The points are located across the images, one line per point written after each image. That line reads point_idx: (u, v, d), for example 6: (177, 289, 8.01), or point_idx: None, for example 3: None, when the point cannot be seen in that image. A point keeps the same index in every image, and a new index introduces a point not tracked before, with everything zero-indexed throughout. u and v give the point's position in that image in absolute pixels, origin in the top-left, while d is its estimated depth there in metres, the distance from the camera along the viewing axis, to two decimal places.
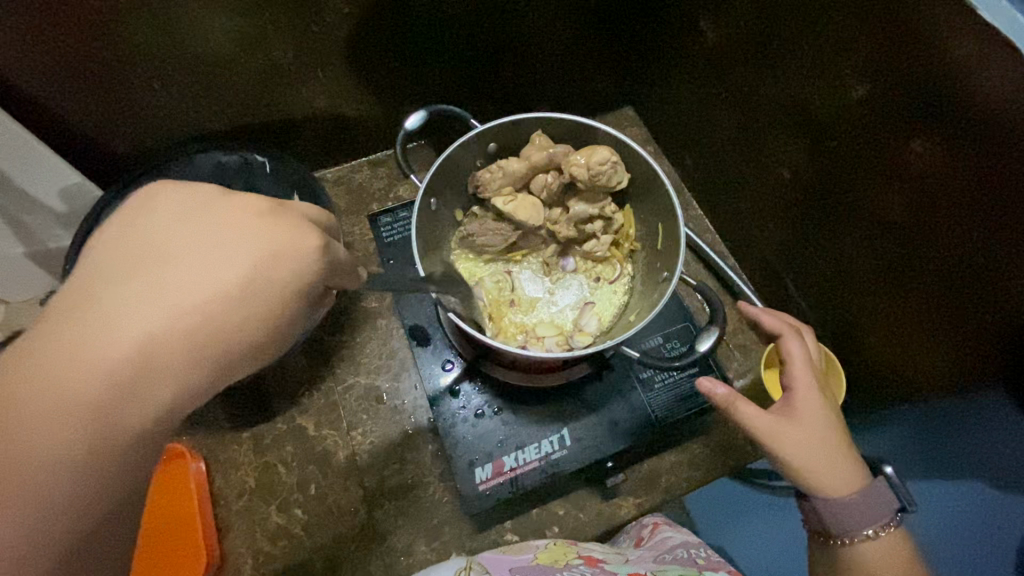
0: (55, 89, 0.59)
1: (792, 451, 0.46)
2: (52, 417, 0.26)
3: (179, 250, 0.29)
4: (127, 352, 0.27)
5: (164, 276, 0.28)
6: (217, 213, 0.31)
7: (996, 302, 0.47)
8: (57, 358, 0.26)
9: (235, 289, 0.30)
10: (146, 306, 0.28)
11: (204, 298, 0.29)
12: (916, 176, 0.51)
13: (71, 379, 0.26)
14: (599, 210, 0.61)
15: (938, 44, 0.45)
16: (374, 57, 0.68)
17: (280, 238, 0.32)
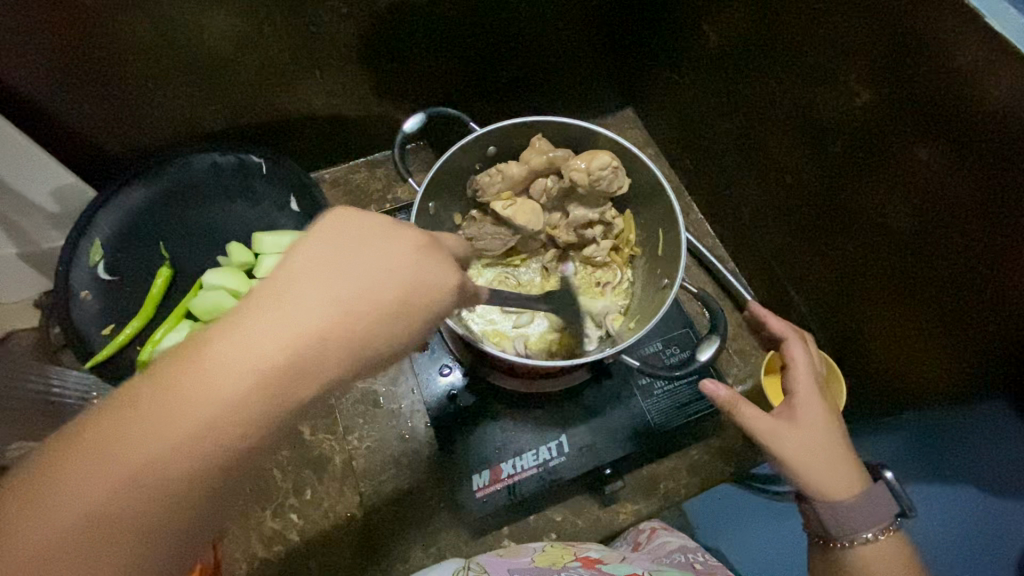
0: (46, 89, 0.58)
1: (794, 454, 0.45)
2: (194, 419, 0.25)
3: (340, 271, 0.28)
4: (280, 355, 0.26)
5: (315, 289, 0.28)
6: (388, 235, 0.31)
7: (997, 309, 0.47)
8: (224, 351, 0.26)
9: (378, 321, 0.29)
10: (309, 312, 0.27)
11: (349, 323, 0.28)
12: (920, 184, 0.50)
13: (230, 379, 0.26)
14: (598, 215, 0.61)
15: (942, 52, 0.44)
16: (373, 57, 0.67)
17: (433, 272, 0.31)
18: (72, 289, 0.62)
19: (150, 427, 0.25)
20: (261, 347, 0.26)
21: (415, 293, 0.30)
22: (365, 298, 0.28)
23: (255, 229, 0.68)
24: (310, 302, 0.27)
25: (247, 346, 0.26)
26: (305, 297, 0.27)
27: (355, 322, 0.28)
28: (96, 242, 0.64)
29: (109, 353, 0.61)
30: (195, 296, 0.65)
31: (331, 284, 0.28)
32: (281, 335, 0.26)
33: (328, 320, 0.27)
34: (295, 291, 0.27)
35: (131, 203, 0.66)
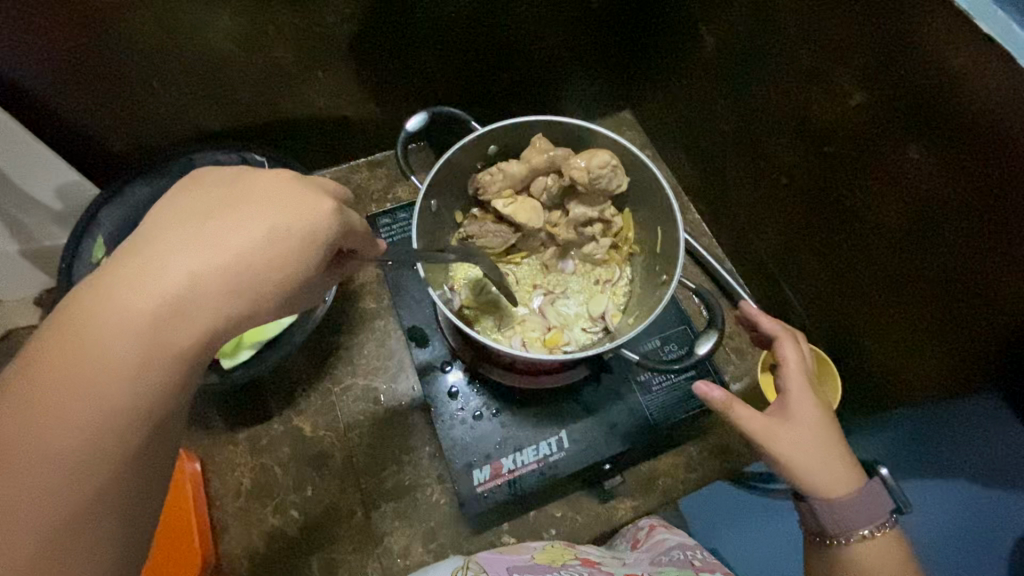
0: (52, 88, 0.59)
1: (789, 453, 0.46)
2: (93, 365, 0.26)
3: (215, 219, 0.31)
4: (165, 294, 0.28)
5: (197, 232, 0.30)
6: (259, 183, 0.34)
7: (989, 307, 0.48)
8: (110, 300, 0.28)
9: (268, 252, 0.32)
10: (182, 253, 0.29)
11: (245, 259, 0.31)
12: (913, 184, 0.51)
13: (117, 323, 0.27)
14: (598, 213, 0.62)
15: (935, 55, 0.46)
16: (376, 58, 0.68)
17: (305, 204, 0.34)
18: (74, 285, 0.61)
19: (50, 392, 0.25)
20: (155, 287, 0.28)
21: (297, 224, 0.33)
22: (252, 236, 0.32)
23: None
24: (197, 243, 0.30)
25: (138, 292, 0.28)
26: (185, 242, 0.30)
27: (249, 260, 0.31)
28: (99, 239, 0.64)
29: None
30: None
31: (216, 227, 0.31)
32: (177, 273, 0.29)
33: (216, 258, 0.30)
34: (169, 242, 0.30)
35: (134, 201, 0.66)
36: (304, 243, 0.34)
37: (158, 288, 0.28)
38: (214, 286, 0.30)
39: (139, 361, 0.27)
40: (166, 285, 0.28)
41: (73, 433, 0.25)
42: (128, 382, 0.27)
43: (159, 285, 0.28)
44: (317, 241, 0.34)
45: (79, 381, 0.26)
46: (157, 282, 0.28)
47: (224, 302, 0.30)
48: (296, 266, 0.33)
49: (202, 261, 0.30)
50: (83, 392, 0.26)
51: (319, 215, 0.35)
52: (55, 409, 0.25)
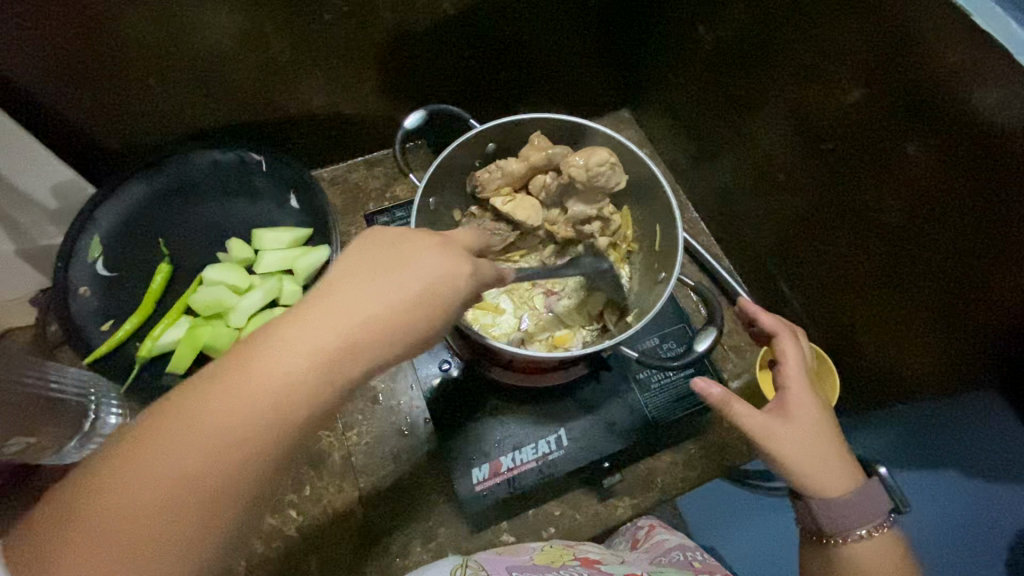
0: (48, 85, 0.59)
1: (790, 452, 0.46)
2: (250, 404, 0.30)
3: (362, 281, 0.33)
4: (322, 345, 0.31)
5: (346, 296, 0.32)
6: (422, 247, 0.36)
7: (986, 304, 0.48)
8: (277, 343, 0.31)
9: (398, 318, 0.33)
10: (348, 308, 0.32)
11: (376, 326, 0.33)
12: (910, 180, 0.51)
13: (278, 366, 0.30)
14: (596, 211, 0.61)
15: (932, 50, 0.46)
16: (373, 56, 0.68)
17: (455, 271, 0.36)
18: (71, 284, 0.62)
19: (194, 426, 0.29)
20: (299, 348, 0.31)
21: (426, 285, 0.35)
22: (388, 303, 0.33)
23: (256, 226, 0.69)
24: (342, 307, 0.32)
25: (281, 350, 0.31)
26: (357, 294, 0.33)
27: (385, 327, 0.33)
28: (95, 238, 0.64)
29: (107, 349, 0.61)
30: (194, 290, 0.65)
31: (357, 289, 0.33)
32: (318, 335, 0.31)
33: (367, 313, 0.33)
34: (336, 295, 0.32)
35: (131, 200, 0.66)
36: (433, 309, 0.35)
37: (295, 350, 0.31)
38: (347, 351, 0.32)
39: (266, 412, 0.30)
40: (324, 339, 0.31)
41: (215, 451, 0.29)
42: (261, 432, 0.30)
43: (300, 346, 0.31)
44: (443, 307, 0.35)
45: (233, 412, 0.30)
46: (303, 342, 0.31)
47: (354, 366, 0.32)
48: (420, 330, 0.34)
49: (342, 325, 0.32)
50: (221, 434, 0.29)
51: (447, 280, 0.36)
52: (198, 441, 0.29)
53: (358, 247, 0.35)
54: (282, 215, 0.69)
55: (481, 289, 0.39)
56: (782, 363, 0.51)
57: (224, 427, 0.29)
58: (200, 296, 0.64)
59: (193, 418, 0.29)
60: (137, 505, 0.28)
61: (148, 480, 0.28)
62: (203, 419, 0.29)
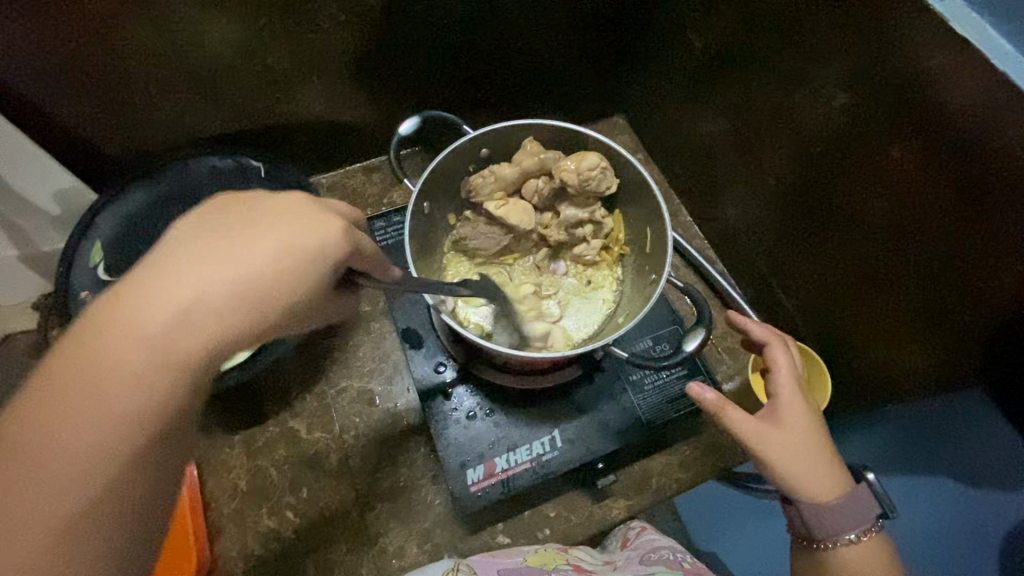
0: (51, 93, 0.60)
1: (779, 457, 0.47)
2: (102, 386, 0.28)
3: (183, 257, 0.30)
4: (169, 319, 0.29)
5: (203, 255, 0.31)
6: (275, 212, 0.33)
7: (972, 306, 0.49)
8: (123, 322, 0.29)
9: (266, 280, 0.32)
10: (201, 280, 0.30)
11: (269, 283, 0.32)
12: (896, 182, 0.52)
13: (128, 344, 0.28)
14: (588, 214, 0.63)
15: (913, 55, 0.47)
16: (369, 64, 0.70)
17: (317, 235, 0.34)
18: (71, 289, 0.63)
19: (59, 423, 0.27)
20: (166, 306, 0.29)
21: (300, 248, 0.33)
22: (251, 254, 0.31)
23: None
24: (197, 263, 0.30)
25: (155, 305, 0.29)
26: (185, 266, 0.30)
27: (249, 285, 0.31)
28: (97, 243, 0.65)
29: None
30: None
31: (221, 252, 0.31)
32: (193, 290, 0.30)
33: (222, 283, 0.30)
34: (157, 272, 0.30)
35: (131, 206, 0.67)
36: (298, 268, 0.33)
37: (163, 307, 0.29)
38: (221, 311, 0.30)
39: (149, 372, 0.29)
40: (158, 309, 0.29)
41: (87, 442, 0.27)
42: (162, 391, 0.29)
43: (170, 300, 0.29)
44: (323, 261, 0.34)
45: (94, 396, 0.28)
46: (175, 298, 0.29)
47: (226, 323, 0.30)
48: (296, 286, 0.33)
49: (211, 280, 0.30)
50: (94, 397, 0.28)
51: (305, 238, 0.33)
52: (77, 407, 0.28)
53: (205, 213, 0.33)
54: None
55: (364, 251, 0.37)
56: (772, 369, 0.51)
57: (87, 413, 0.27)
58: None
59: (81, 381, 0.28)
60: (9, 478, 0.26)
61: (59, 449, 0.27)
62: (72, 403, 0.27)
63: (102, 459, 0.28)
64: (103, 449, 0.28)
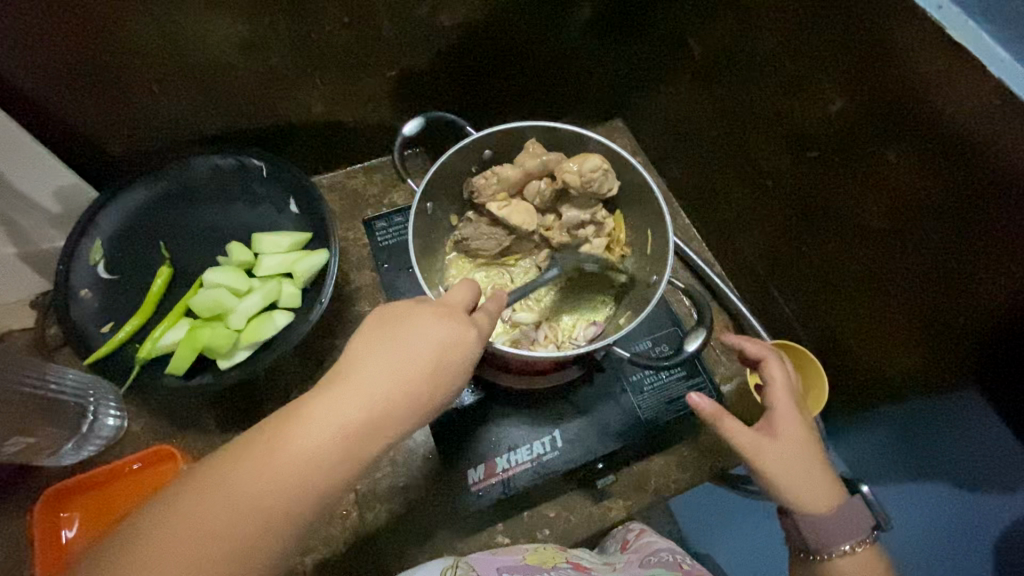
0: (51, 89, 0.60)
1: (775, 468, 0.47)
2: (301, 450, 0.36)
3: (378, 357, 0.40)
4: (364, 412, 0.38)
5: (373, 364, 0.39)
6: (434, 323, 0.41)
7: (966, 308, 0.50)
8: (329, 406, 0.38)
9: (417, 388, 0.40)
10: (384, 377, 0.39)
11: (414, 390, 0.39)
12: (893, 187, 0.53)
13: (329, 423, 0.37)
14: (590, 215, 0.63)
15: (911, 62, 0.48)
16: (372, 65, 0.70)
17: (456, 341, 0.41)
18: (71, 288, 0.62)
19: (268, 469, 0.36)
20: (348, 406, 0.38)
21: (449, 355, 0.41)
22: (411, 362, 0.40)
23: (255, 230, 0.69)
24: (373, 368, 0.39)
25: (340, 403, 0.38)
26: (377, 367, 0.39)
27: (404, 385, 0.39)
28: (97, 242, 0.65)
29: (106, 351, 0.61)
30: (195, 294, 0.66)
31: (394, 356, 0.40)
32: (368, 395, 0.38)
33: (396, 381, 0.39)
34: (370, 368, 0.39)
35: (132, 204, 0.67)
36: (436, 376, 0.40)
37: (349, 401, 0.38)
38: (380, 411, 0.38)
39: (324, 454, 0.37)
40: (359, 409, 0.38)
41: (279, 485, 0.36)
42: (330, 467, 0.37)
43: (351, 403, 0.38)
44: (461, 365, 0.42)
45: (294, 457, 0.36)
46: (351, 397, 0.38)
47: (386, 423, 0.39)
48: (444, 391, 0.41)
49: (374, 387, 0.39)
50: (296, 463, 0.36)
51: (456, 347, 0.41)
52: (270, 478, 0.36)
53: (393, 318, 0.41)
54: (281, 219, 0.69)
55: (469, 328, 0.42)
56: (767, 384, 0.52)
57: (285, 467, 0.36)
58: (200, 299, 0.64)
59: (280, 458, 0.36)
60: (234, 507, 0.35)
61: (259, 492, 0.36)
62: (278, 454, 0.36)
63: (280, 506, 0.36)
64: (283, 497, 0.36)
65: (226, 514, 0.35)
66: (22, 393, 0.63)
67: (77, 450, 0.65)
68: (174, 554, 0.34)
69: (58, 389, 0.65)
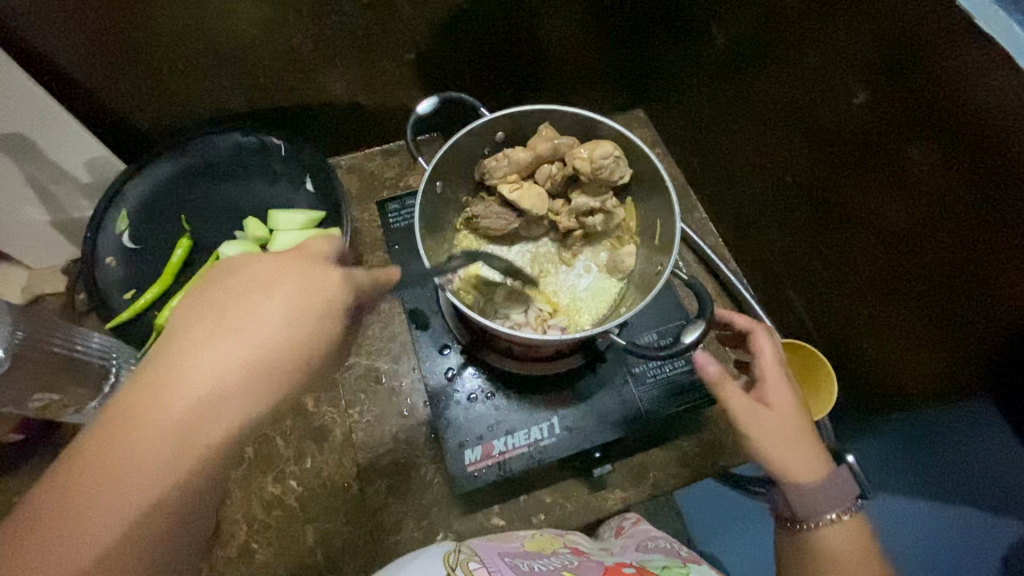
0: (86, 64, 0.63)
1: (765, 436, 0.47)
2: (190, 394, 0.35)
3: (253, 297, 0.39)
4: (251, 353, 0.38)
5: (234, 333, 0.38)
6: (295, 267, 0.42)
7: (984, 313, 0.48)
8: (211, 353, 0.36)
9: (258, 357, 0.38)
10: (271, 319, 0.39)
11: (222, 407, 0.36)
12: (912, 184, 0.51)
13: (216, 365, 0.36)
14: (600, 203, 0.62)
15: (939, 54, 0.46)
16: (391, 47, 0.70)
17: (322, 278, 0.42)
18: (98, 255, 0.66)
19: (162, 413, 0.34)
20: (250, 343, 0.38)
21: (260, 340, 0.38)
22: (254, 325, 0.38)
23: (271, 207, 0.71)
24: (244, 326, 0.38)
25: (186, 386, 0.35)
26: (252, 316, 0.38)
27: (275, 337, 0.39)
28: (123, 212, 0.68)
29: (127, 315, 0.64)
30: (211, 266, 0.67)
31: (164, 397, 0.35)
32: (240, 348, 0.37)
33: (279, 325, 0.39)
34: (244, 319, 0.38)
35: (157, 176, 0.70)
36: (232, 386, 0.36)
37: (147, 457, 0.33)
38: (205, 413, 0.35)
39: (236, 381, 0.37)
40: (238, 352, 0.37)
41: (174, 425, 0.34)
42: (230, 412, 0.36)
43: (228, 356, 0.37)
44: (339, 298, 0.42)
45: (180, 403, 0.35)
46: (176, 405, 0.35)
47: (253, 392, 0.37)
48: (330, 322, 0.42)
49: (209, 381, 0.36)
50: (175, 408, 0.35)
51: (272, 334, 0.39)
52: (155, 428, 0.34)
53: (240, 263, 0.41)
54: (296, 197, 0.71)
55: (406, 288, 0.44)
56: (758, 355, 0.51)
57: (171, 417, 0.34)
58: None
59: (165, 402, 0.34)
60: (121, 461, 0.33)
61: (149, 440, 0.33)
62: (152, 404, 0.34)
63: (185, 459, 0.34)
64: (186, 446, 0.34)
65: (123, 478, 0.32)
66: (54, 352, 0.65)
67: (100, 410, 0.69)
68: (99, 493, 0.32)
69: (86, 350, 0.67)
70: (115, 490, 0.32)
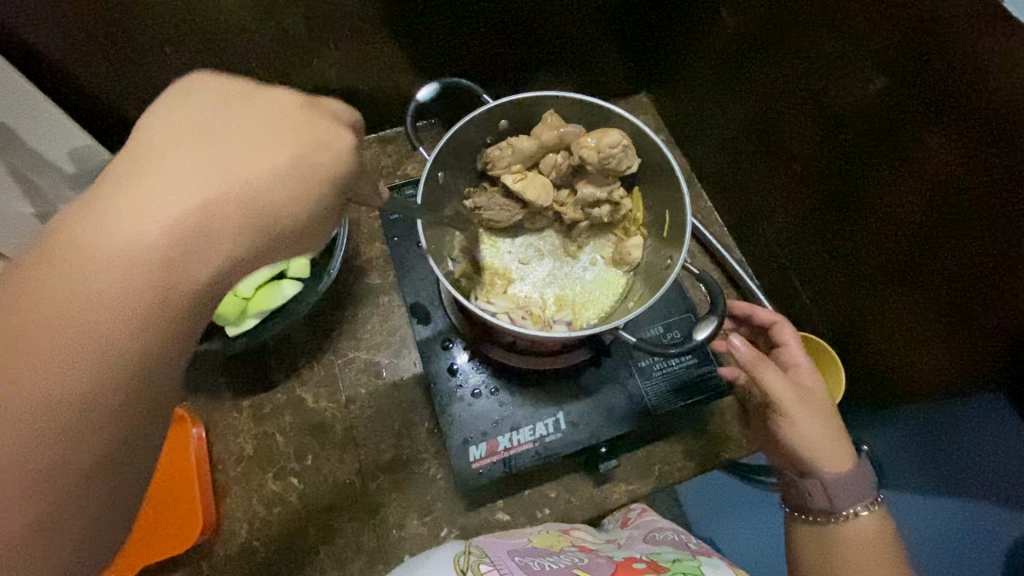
0: (66, 50, 0.59)
1: (805, 417, 0.47)
2: (137, 225, 0.27)
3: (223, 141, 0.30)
4: (214, 194, 0.29)
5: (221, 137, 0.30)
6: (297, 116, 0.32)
7: (998, 309, 0.47)
8: (171, 180, 0.28)
9: (232, 192, 0.29)
10: (250, 170, 0.30)
11: (194, 215, 0.28)
12: (928, 174, 0.50)
13: (173, 193, 0.28)
14: (606, 194, 0.61)
15: (959, 38, 0.44)
16: (387, 31, 0.68)
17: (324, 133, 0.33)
18: None
19: (108, 239, 0.27)
20: (217, 183, 0.29)
21: (227, 182, 0.29)
22: (232, 176, 0.29)
23: None
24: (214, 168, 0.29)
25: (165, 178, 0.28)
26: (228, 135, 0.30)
27: (253, 174, 0.30)
28: None
29: None
30: None
31: (112, 221, 0.27)
32: (203, 185, 0.28)
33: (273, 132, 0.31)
34: (218, 145, 0.29)
35: None
36: (183, 266, 0.28)
37: (89, 285, 0.26)
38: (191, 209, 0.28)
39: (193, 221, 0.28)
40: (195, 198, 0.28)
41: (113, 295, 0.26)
42: (209, 222, 0.29)
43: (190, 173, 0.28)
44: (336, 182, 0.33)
45: (155, 183, 0.28)
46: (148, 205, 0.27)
47: (222, 214, 0.29)
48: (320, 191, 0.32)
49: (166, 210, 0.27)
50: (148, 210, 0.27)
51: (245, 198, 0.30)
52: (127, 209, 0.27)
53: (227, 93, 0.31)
54: None
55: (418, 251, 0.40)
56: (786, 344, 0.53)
57: (125, 223, 0.27)
58: None
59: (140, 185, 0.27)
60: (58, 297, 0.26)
61: (90, 286, 0.26)
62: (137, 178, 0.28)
63: (130, 301, 0.27)
64: (131, 298, 0.27)
65: (72, 297, 0.26)
66: None
67: None
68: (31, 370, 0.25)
69: None
70: (51, 321, 0.26)
